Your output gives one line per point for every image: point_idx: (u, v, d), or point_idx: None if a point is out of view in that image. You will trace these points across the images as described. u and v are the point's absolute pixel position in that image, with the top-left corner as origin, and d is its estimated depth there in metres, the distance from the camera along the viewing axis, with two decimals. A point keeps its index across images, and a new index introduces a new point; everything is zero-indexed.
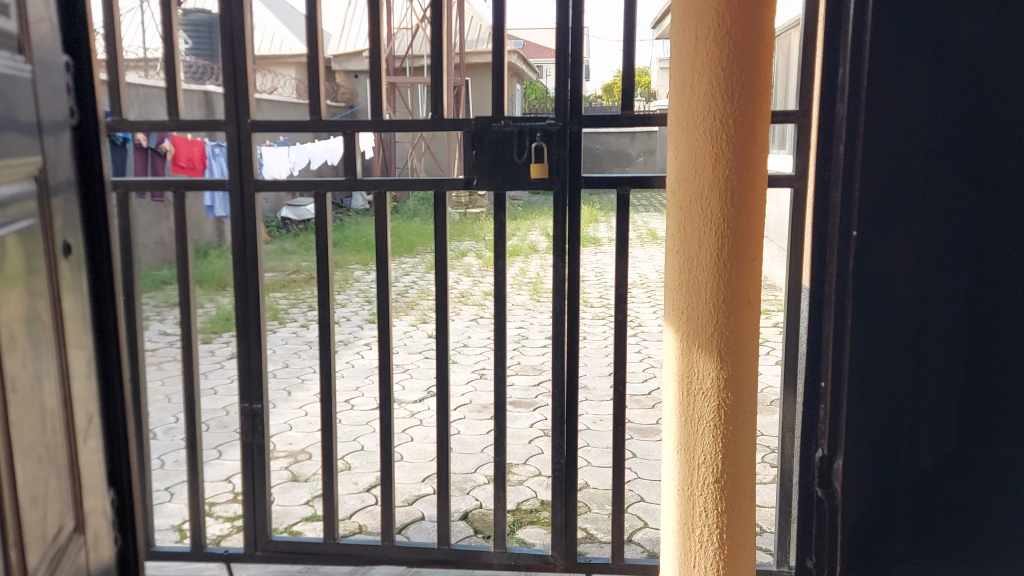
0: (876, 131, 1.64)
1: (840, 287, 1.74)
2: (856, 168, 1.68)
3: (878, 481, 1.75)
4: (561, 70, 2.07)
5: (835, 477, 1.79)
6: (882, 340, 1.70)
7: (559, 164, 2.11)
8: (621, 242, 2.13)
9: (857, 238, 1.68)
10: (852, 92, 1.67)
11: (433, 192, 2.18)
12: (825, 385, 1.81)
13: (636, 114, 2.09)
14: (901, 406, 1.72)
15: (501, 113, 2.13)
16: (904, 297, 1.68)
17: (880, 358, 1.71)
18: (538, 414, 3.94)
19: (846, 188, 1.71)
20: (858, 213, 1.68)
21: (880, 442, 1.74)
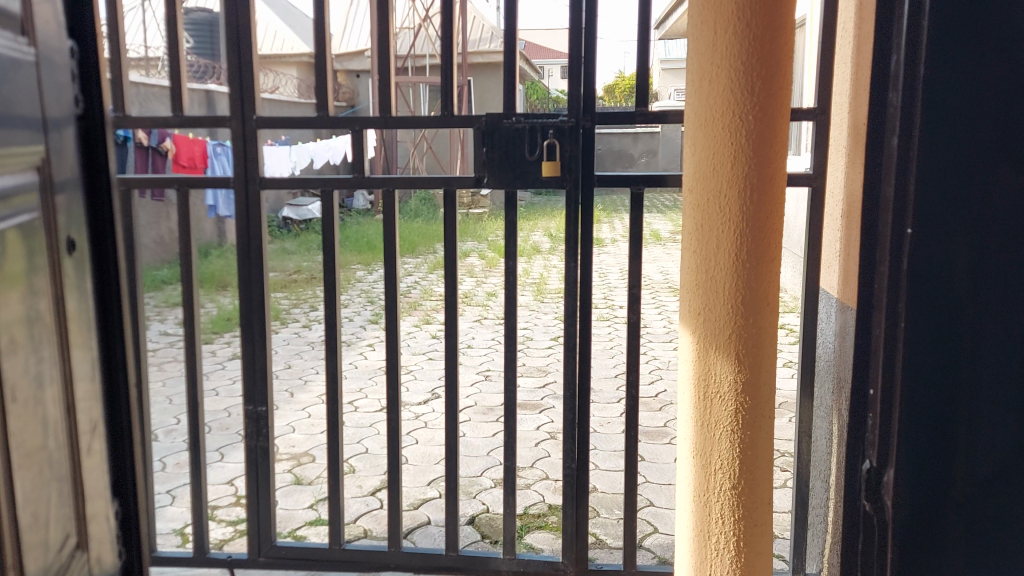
0: (932, 120, 1.51)
1: (893, 288, 1.61)
2: (910, 160, 1.55)
3: (930, 499, 1.60)
4: (574, 66, 2.03)
5: (883, 488, 1.67)
6: (938, 346, 1.56)
7: (571, 162, 2.07)
8: (634, 242, 2.09)
9: (910, 235, 1.55)
10: (907, 87, 1.56)
11: (443, 190, 2.13)
12: (876, 392, 1.69)
13: (649, 112, 2.05)
14: (957, 419, 1.56)
15: (512, 110, 2.08)
16: (963, 299, 1.53)
17: (937, 365, 1.57)
18: (544, 417, 3.90)
19: (900, 182, 1.58)
20: (912, 209, 1.55)
21: (934, 456, 1.59)
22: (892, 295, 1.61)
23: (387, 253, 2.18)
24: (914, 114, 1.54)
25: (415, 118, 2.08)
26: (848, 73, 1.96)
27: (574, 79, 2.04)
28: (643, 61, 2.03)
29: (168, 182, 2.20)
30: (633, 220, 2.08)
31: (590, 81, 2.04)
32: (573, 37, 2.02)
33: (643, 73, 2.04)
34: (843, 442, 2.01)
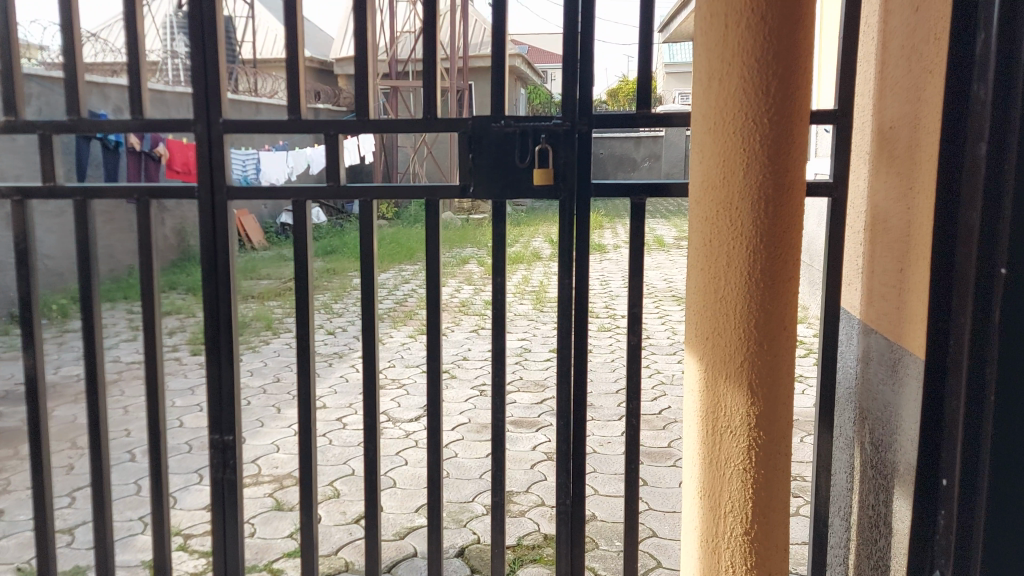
0: None
1: (981, 333, 1.51)
2: (1006, 195, 1.46)
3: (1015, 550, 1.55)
4: (570, 65, 1.84)
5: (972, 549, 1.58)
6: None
7: (566, 170, 1.88)
8: (636, 257, 1.90)
9: (1006, 275, 1.47)
10: (999, 113, 1.46)
11: (425, 200, 1.94)
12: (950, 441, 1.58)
13: (652, 114, 1.86)
14: None
15: (501, 112, 1.89)
16: None
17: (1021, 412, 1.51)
18: (541, 436, 3.70)
19: (990, 218, 1.48)
20: (1007, 247, 1.47)
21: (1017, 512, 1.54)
22: (978, 343, 1.52)
23: (366, 269, 1.99)
24: (1010, 152, 1.45)
25: (396, 122, 1.90)
26: (873, 72, 1.77)
27: (570, 78, 1.85)
28: (647, 58, 1.84)
29: (127, 192, 1.99)
30: (634, 234, 1.90)
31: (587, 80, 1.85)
32: (569, 32, 1.83)
33: (647, 71, 1.85)
34: (866, 478, 1.82)
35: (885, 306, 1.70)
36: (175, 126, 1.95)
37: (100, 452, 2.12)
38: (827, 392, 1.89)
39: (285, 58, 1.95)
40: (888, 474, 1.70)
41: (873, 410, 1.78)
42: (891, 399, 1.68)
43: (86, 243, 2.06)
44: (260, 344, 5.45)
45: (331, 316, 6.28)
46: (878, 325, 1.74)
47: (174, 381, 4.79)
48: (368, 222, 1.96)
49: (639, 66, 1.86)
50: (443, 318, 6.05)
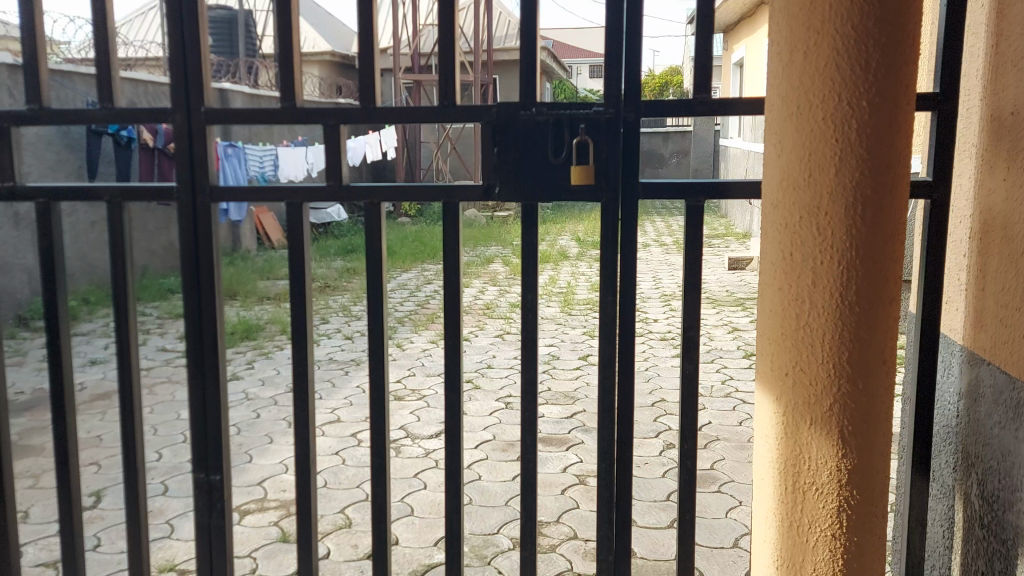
0: None
1: None
2: None
3: None
4: (613, 40, 1.55)
5: None
6: None
7: (608, 167, 1.59)
8: (692, 269, 1.61)
9: None
10: None
11: (442, 204, 1.65)
12: None
13: (712, 101, 1.56)
14: None
15: (531, 99, 1.59)
16: None
17: None
18: (573, 456, 3.40)
19: None
20: None
21: None
22: None
23: (374, 283, 1.71)
24: None
25: (408, 111, 1.61)
26: (984, 47, 1.45)
27: (614, 56, 1.55)
28: (707, 31, 1.54)
29: (95, 194, 1.72)
30: (689, 241, 1.60)
31: (633, 59, 1.56)
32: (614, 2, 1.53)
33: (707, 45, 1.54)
34: (973, 538, 1.51)
35: (1004, 333, 1.38)
36: (151, 117, 1.67)
37: (70, 493, 1.84)
38: (922, 431, 1.57)
39: (278, 36, 1.65)
40: (1009, 541, 1.38)
41: (984, 458, 1.46)
42: (1015, 449, 1.36)
43: (52, 251, 1.78)
44: (274, 350, 5.18)
45: (351, 319, 6.02)
46: (994, 356, 1.41)
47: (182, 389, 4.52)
48: (376, 229, 1.68)
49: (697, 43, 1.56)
50: (466, 322, 5.76)
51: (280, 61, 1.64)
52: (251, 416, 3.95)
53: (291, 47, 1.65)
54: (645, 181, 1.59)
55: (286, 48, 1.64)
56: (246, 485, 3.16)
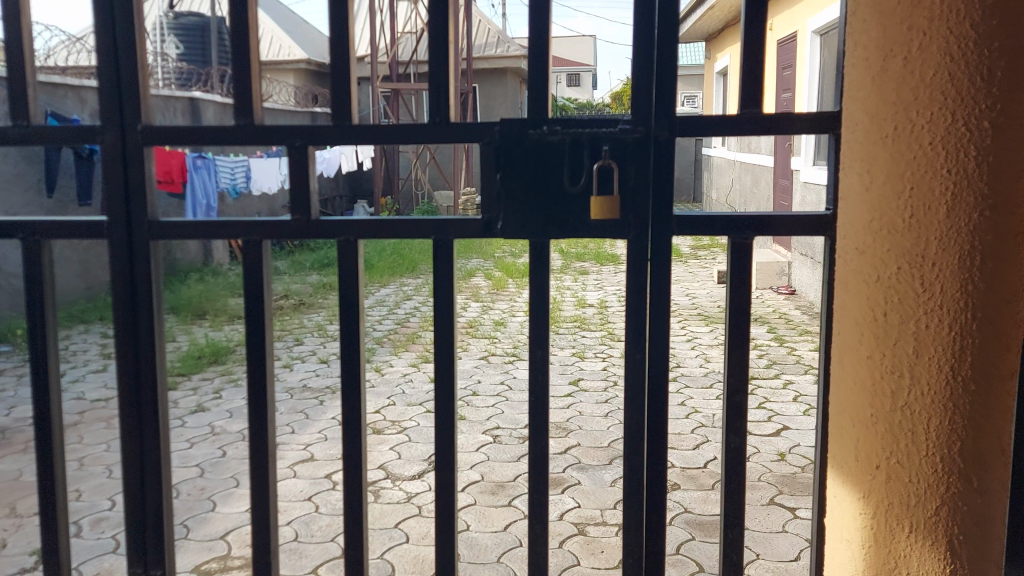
0: None
1: None
2: None
3: None
4: (643, 43, 1.28)
5: None
6: None
7: (636, 197, 1.30)
8: (735, 319, 1.33)
9: None
10: None
11: (433, 241, 1.36)
12: None
13: (762, 117, 1.28)
14: None
15: (542, 115, 1.31)
16: None
17: None
18: (570, 499, 3.09)
19: None
20: None
21: None
22: None
23: (349, 336, 1.41)
24: None
25: (391, 128, 1.32)
26: None
27: (644, 61, 1.29)
28: (755, 32, 1.27)
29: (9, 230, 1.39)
30: (730, 287, 1.33)
31: (667, 64, 1.29)
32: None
33: (757, 47, 1.27)
34: None
35: None
36: (76, 136, 1.36)
37: None
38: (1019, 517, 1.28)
39: (231, 38, 1.35)
40: None
41: None
42: None
43: None
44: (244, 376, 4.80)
45: (325, 340, 5.65)
46: None
47: None
48: (352, 271, 1.38)
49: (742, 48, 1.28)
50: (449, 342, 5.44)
51: (234, 68, 1.35)
52: (216, 455, 3.62)
53: (249, 50, 1.35)
54: (680, 214, 1.32)
55: (242, 50, 1.34)
56: (208, 539, 2.83)
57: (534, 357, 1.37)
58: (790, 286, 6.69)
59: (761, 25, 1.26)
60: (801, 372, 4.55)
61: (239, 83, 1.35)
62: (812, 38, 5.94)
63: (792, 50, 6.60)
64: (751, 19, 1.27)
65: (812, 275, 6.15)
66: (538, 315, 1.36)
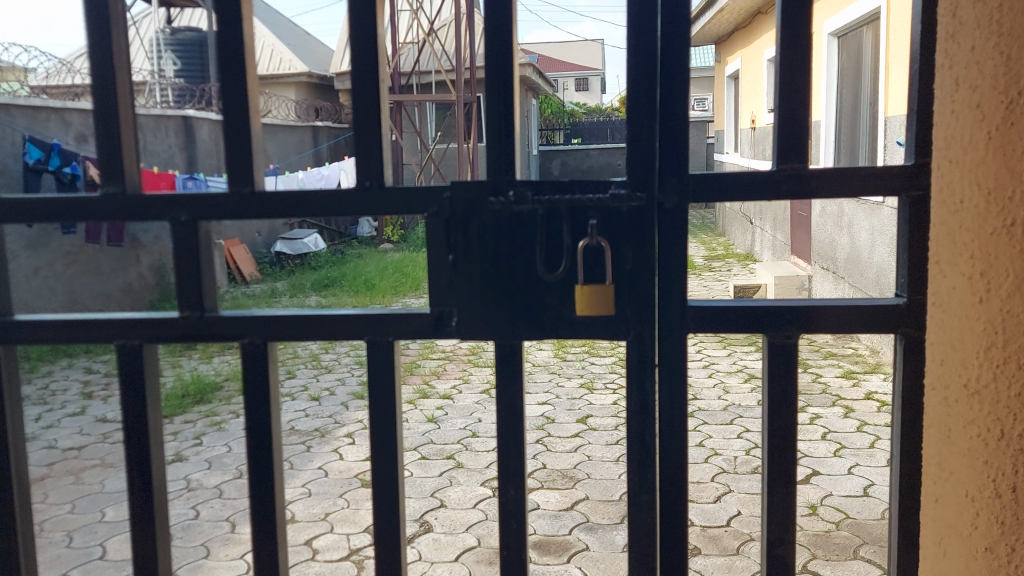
0: None
1: None
2: None
3: None
4: (645, 78, 0.95)
5: None
6: None
7: (634, 285, 0.97)
8: (778, 436, 1.02)
9: None
10: None
11: (369, 344, 1.03)
12: None
13: (804, 177, 0.96)
14: None
15: (508, 178, 0.97)
16: None
17: None
18: (576, 570, 2.69)
19: None
20: None
21: None
22: None
23: (264, 464, 1.08)
24: None
25: (308, 195, 0.99)
26: None
27: (643, 105, 0.96)
28: (793, 67, 0.96)
29: None
30: (769, 398, 1.01)
31: (673, 107, 0.96)
32: (639, 26, 0.95)
33: (797, 86, 0.96)
34: None
35: None
36: None
37: None
38: None
39: (94, 84, 1.02)
40: None
41: None
42: None
43: None
44: (228, 417, 4.41)
45: (319, 371, 5.24)
46: None
47: (112, 477, 3.73)
48: (265, 380, 1.05)
49: (779, 90, 0.96)
50: (448, 373, 5.06)
51: (99, 124, 1.03)
52: (187, 516, 3.21)
53: (120, 100, 1.02)
54: (695, 303, 1.00)
55: (109, 102, 1.02)
56: None
57: (506, 497, 1.03)
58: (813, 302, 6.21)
59: (807, 66, 0.95)
60: (828, 405, 4.14)
61: (107, 141, 1.03)
62: (829, 40, 5.58)
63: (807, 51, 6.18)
64: (784, 58, 0.95)
65: (835, 290, 5.67)
66: (508, 442, 1.03)
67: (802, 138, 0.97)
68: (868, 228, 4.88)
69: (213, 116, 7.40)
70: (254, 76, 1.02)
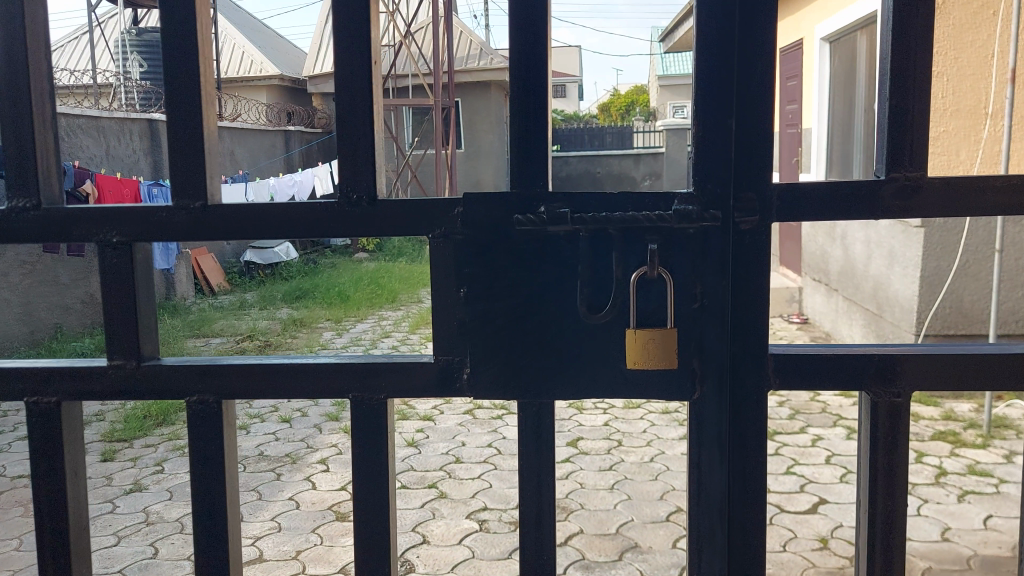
0: None
1: None
2: None
3: None
4: (721, 58, 0.72)
5: None
6: None
7: (705, 332, 0.73)
8: (880, 531, 0.77)
9: None
10: None
11: (354, 404, 0.79)
12: None
13: (922, 193, 0.73)
14: None
15: (542, 191, 0.74)
16: None
17: None
18: None
19: None
20: None
21: None
22: None
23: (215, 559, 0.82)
24: None
25: (281, 208, 0.76)
26: None
27: (719, 93, 0.73)
28: (903, 49, 0.73)
29: None
30: (870, 478, 0.77)
31: (756, 94, 0.73)
32: None
33: (908, 71, 0.73)
34: None
35: None
36: None
37: None
38: None
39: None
40: None
41: None
42: None
43: None
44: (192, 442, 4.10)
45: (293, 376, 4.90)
46: None
47: None
48: (217, 451, 0.80)
49: (890, 80, 0.74)
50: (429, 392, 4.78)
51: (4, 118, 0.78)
52: (144, 554, 2.92)
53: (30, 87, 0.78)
54: (777, 352, 0.76)
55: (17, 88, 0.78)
56: None
57: None
58: (803, 314, 6.00)
59: (930, 47, 0.72)
60: (829, 424, 3.90)
61: (16, 141, 0.78)
62: (821, 45, 5.40)
63: (795, 58, 6.04)
64: (901, 41, 0.73)
65: (826, 302, 5.45)
66: (536, 532, 0.79)
67: (916, 142, 0.73)
68: (864, 239, 4.68)
69: None
70: (208, 60, 0.78)
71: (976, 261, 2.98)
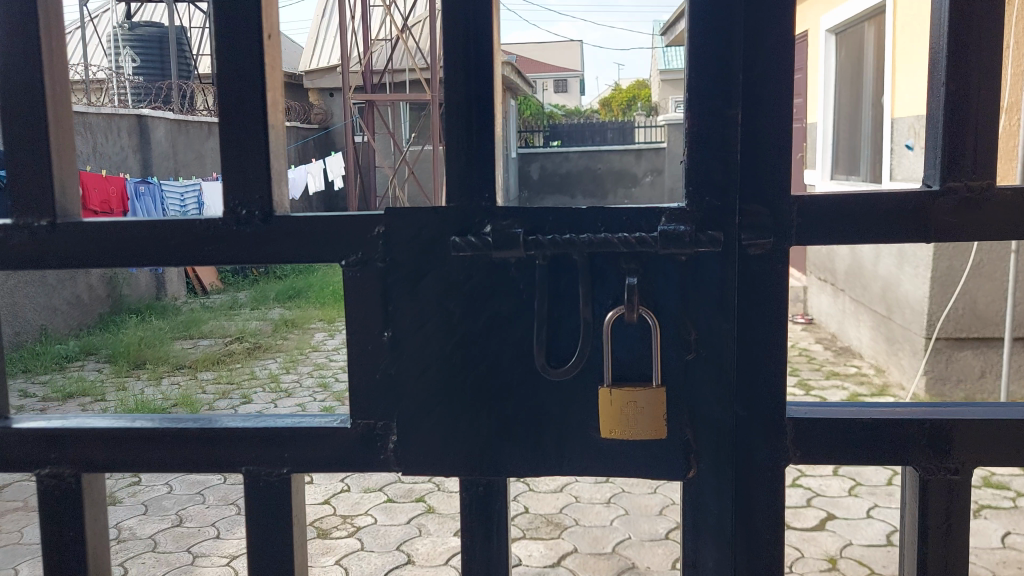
0: None
1: None
2: None
3: None
4: (723, 33, 0.55)
5: None
6: None
7: (701, 389, 0.56)
8: None
9: None
10: None
11: (252, 476, 0.61)
12: None
13: (987, 209, 0.56)
14: None
15: (487, 204, 0.56)
16: None
17: None
18: None
19: None
20: None
21: None
22: None
23: None
24: None
25: (151, 228, 0.59)
26: None
27: (721, 81, 0.55)
28: (962, 19, 0.55)
29: None
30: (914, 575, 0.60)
31: (771, 81, 0.55)
32: None
33: (969, 47, 0.55)
34: None
35: None
36: None
37: None
38: None
39: None
40: None
41: None
42: None
43: None
44: None
45: (283, 371, 4.67)
46: None
47: None
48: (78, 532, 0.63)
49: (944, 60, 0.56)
50: None
51: None
52: None
53: None
54: (797, 414, 0.58)
55: None
56: None
57: None
58: (808, 316, 5.80)
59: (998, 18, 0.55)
60: None
61: None
62: (827, 37, 5.20)
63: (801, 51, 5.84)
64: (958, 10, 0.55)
65: (833, 303, 5.26)
66: None
67: (978, 142, 0.56)
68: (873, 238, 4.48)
69: (172, 116, 6.74)
70: (56, 35, 0.60)
71: (990, 261, 2.71)
